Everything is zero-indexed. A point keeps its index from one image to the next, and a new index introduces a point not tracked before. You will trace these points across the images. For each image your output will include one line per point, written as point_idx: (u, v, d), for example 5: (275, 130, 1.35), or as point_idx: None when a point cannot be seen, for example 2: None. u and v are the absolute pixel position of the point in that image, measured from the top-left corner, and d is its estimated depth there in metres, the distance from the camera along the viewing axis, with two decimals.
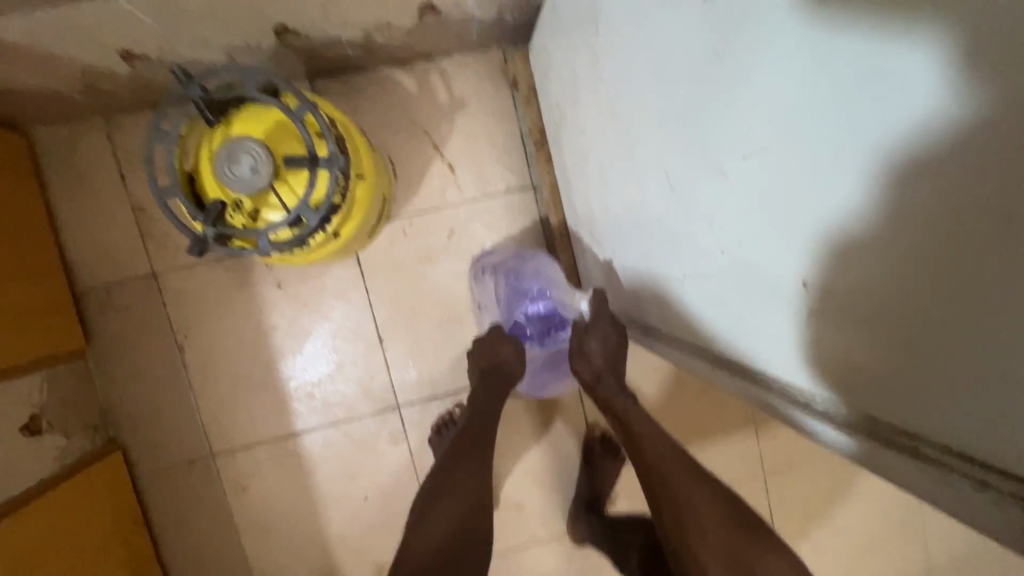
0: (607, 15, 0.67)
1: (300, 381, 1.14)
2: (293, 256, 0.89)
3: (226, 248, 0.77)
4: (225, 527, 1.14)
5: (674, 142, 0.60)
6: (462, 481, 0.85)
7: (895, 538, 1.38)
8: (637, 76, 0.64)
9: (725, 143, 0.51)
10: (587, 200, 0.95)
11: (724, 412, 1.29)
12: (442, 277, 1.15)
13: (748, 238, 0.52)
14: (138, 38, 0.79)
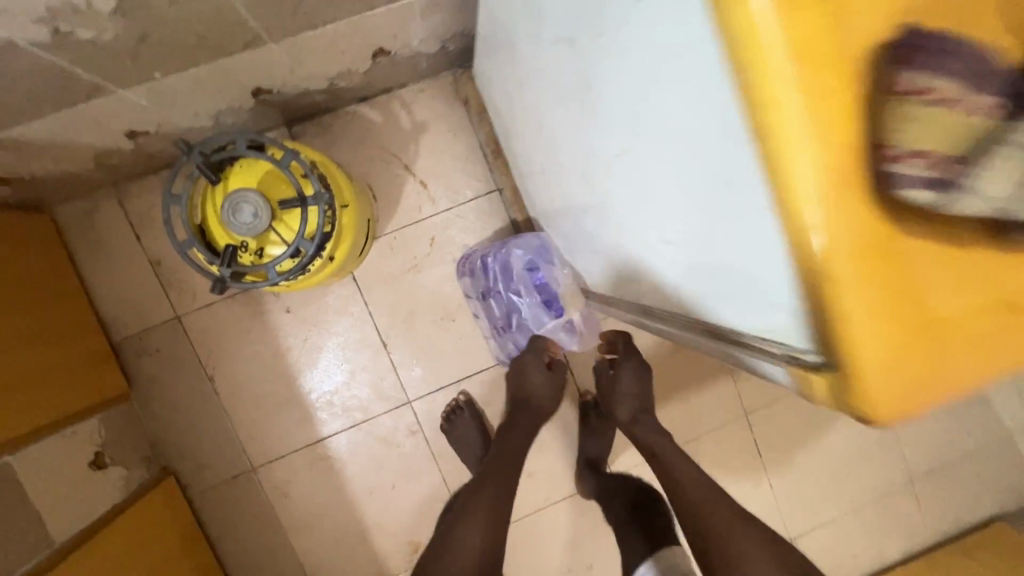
0: (511, 39, 0.79)
1: (320, 392, 1.29)
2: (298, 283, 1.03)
3: (241, 283, 0.91)
4: (274, 529, 1.29)
5: (577, 130, 0.68)
6: (488, 494, 0.94)
7: (873, 453, 1.52)
8: (538, 80, 0.74)
9: (599, 120, 0.59)
10: (540, 196, 1.09)
11: (701, 363, 1.43)
12: (430, 281, 1.29)
13: (644, 196, 0.57)
14: (140, 119, 0.93)
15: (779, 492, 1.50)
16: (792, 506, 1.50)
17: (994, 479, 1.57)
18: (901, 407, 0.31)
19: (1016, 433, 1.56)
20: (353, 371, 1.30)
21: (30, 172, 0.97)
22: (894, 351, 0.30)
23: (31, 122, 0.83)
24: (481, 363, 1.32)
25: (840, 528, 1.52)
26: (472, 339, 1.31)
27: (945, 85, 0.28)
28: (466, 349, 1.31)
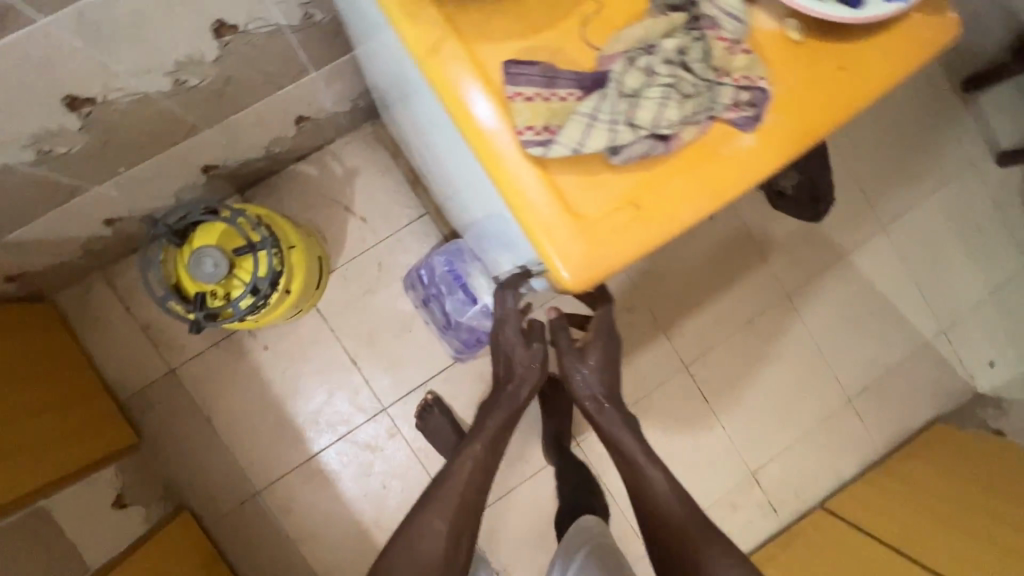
0: (390, 89, 1.01)
1: (305, 414, 1.47)
2: (264, 318, 1.22)
3: (213, 322, 1.10)
4: (284, 542, 1.45)
5: (441, 147, 0.89)
6: (455, 486, 1.01)
7: (810, 381, 1.69)
8: (414, 117, 0.96)
9: (442, 137, 0.80)
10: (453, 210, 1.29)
11: (636, 329, 1.62)
12: (384, 301, 1.49)
13: (477, 185, 0.77)
14: (114, 208, 1.14)
15: (731, 431, 1.66)
16: (745, 442, 1.67)
17: (924, 385, 1.73)
18: (575, 285, 0.50)
19: (933, 340, 1.73)
20: (332, 390, 1.48)
21: (32, 267, 1.18)
22: (553, 248, 0.49)
23: (28, 225, 1.04)
24: (441, 362, 1.50)
25: (794, 454, 1.68)
26: (429, 344, 1.50)
27: (530, 89, 0.47)
28: (426, 353, 1.50)
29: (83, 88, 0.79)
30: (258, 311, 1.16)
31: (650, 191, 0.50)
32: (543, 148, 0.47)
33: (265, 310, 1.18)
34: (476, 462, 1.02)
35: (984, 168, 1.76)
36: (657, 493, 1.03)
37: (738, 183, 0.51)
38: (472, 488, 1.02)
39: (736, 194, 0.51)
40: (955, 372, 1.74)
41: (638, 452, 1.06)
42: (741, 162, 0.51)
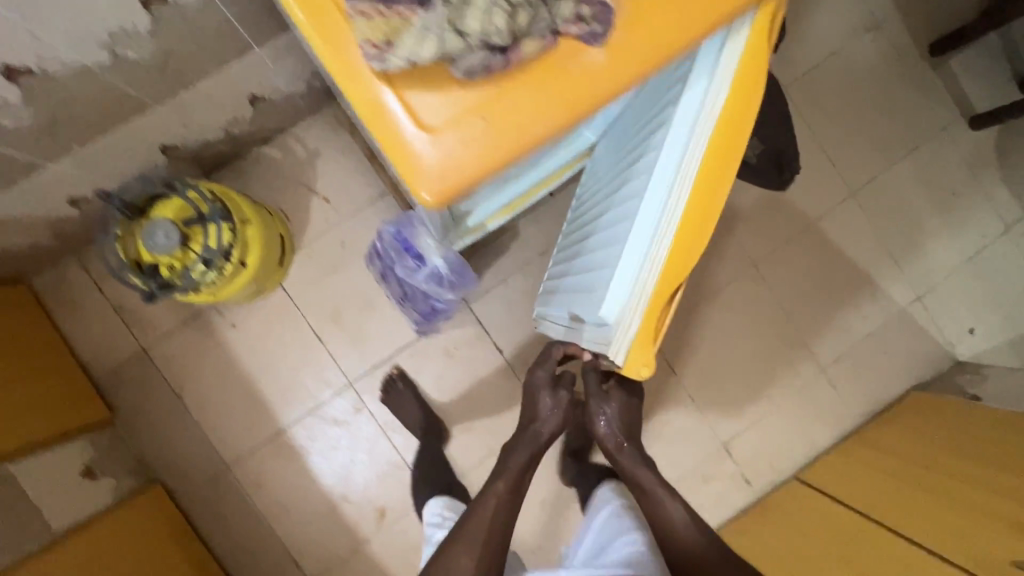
0: None
1: (274, 390, 1.51)
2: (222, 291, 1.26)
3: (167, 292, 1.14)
4: (256, 517, 1.49)
5: None
6: (484, 518, 1.03)
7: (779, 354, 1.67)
8: None
9: None
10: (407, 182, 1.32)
11: None
12: (348, 278, 1.52)
13: None
14: (75, 187, 1.20)
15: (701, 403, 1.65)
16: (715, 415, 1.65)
17: (900, 354, 1.70)
18: (437, 199, 0.53)
19: (909, 308, 1.70)
20: (299, 367, 1.51)
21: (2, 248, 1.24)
22: (414, 165, 0.53)
23: None
24: (405, 338, 1.53)
25: (766, 425, 1.67)
26: (392, 319, 1.53)
27: (365, 5, 0.48)
28: (390, 329, 1.53)
29: (17, 59, 0.84)
30: (212, 283, 1.20)
31: (506, 107, 0.52)
32: (383, 63, 0.49)
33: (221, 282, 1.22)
34: (503, 494, 1.06)
35: (957, 132, 1.72)
36: (680, 529, 1.04)
37: (591, 96, 0.53)
38: (497, 528, 1.03)
39: (591, 106, 0.54)
40: (933, 340, 1.70)
41: (658, 488, 1.09)
42: (592, 75, 0.53)
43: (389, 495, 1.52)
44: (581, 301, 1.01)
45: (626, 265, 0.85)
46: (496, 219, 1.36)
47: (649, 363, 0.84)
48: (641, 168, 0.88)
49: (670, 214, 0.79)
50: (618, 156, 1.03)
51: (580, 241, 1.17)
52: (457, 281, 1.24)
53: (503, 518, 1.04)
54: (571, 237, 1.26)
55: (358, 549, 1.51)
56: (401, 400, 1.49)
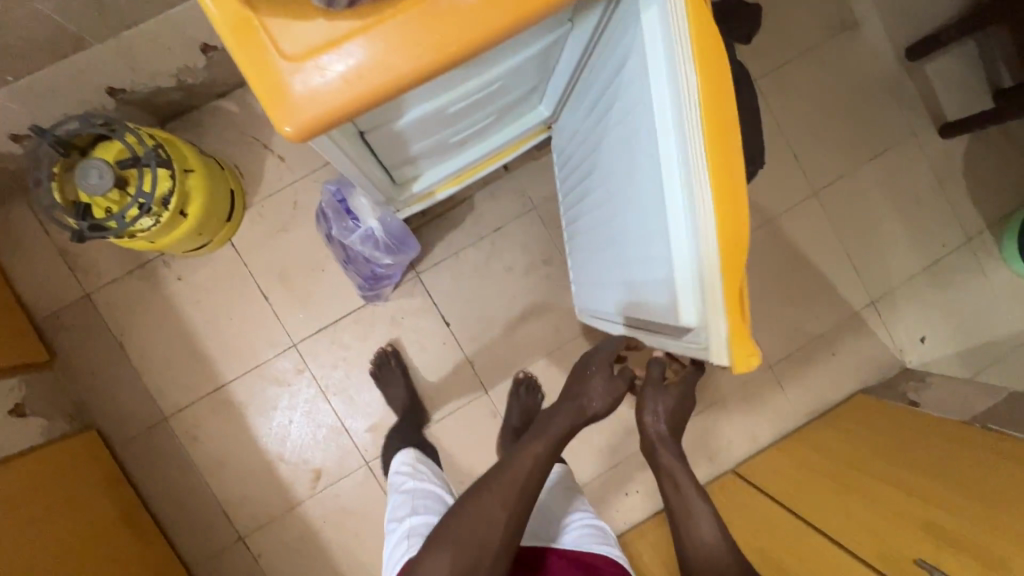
0: None
1: (217, 345, 1.50)
2: (159, 239, 1.25)
3: (97, 233, 1.14)
4: (190, 469, 1.50)
5: None
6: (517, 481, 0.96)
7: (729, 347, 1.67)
8: None
9: None
10: None
11: (552, 281, 1.58)
12: (298, 239, 1.51)
13: None
14: (15, 121, 1.18)
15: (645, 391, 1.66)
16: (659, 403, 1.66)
17: (849, 357, 1.70)
18: (298, 128, 0.52)
19: (861, 312, 1.70)
20: (243, 325, 1.51)
21: None
22: (280, 91, 0.51)
23: None
24: (353, 303, 1.53)
25: (709, 417, 1.68)
26: (340, 283, 1.52)
27: None
28: (337, 293, 1.52)
29: None
30: (145, 228, 1.19)
31: (374, 39, 0.51)
32: None
33: (156, 228, 1.21)
34: (536, 463, 0.98)
35: (926, 139, 1.71)
36: (701, 533, 1.04)
37: (461, 37, 0.52)
38: (530, 488, 0.96)
39: (462, 47, 0.53)
40: (883, 346, 1.70)
41: (689, 487, 1.08)
42: (460, 14, 0.52)
43: (326, 458, 1.53)
44: (645, 301, 0.93)
45: (679, 263, 0.76)
46: (446, 189, 1.36)
47: (752, 352, 0.73)
48: (644, 155, 0.82)
49: (700, 202, 0.71)
50: (610, 142, 0.97)
51: (605, 237, 1.09)
52: (396, 246, 1.23)
53: (536, 482, 0.97)
54: (591, 232, 1.19)
55: (290, 510, 1.52)
56: (392, 376, 1.50)
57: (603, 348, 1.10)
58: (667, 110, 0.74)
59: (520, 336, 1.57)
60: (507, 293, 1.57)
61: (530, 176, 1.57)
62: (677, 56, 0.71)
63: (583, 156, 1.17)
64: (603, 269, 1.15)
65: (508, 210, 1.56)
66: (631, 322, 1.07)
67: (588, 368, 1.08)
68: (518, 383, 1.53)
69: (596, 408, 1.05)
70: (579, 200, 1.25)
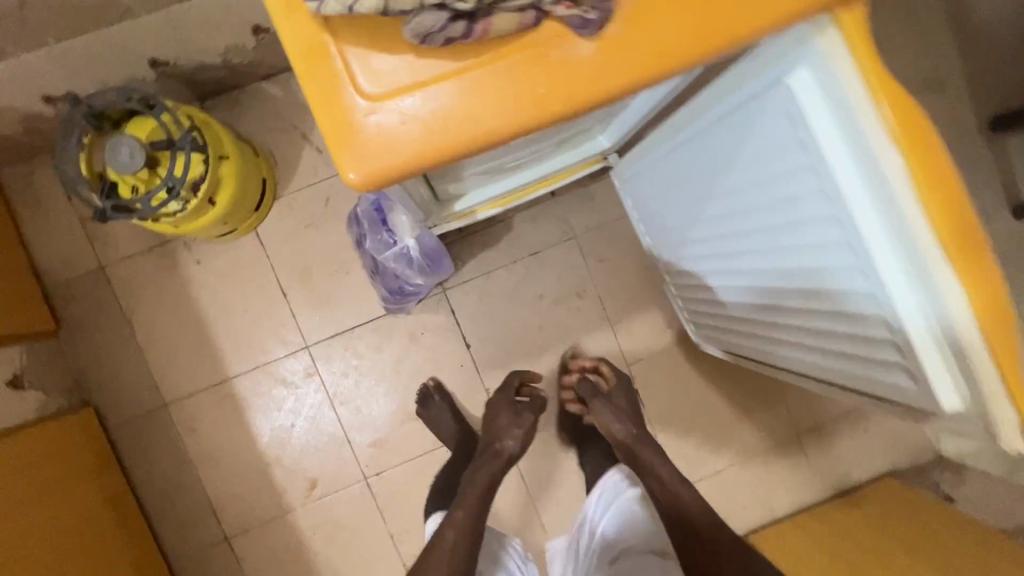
0: None
1: (228, 336, 1.45)
2: (184, 224, 1.19)
3: (120, 214, 1.08)
4: (184, 459, 1.45)
5: None
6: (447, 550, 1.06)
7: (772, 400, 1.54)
8: None
9: None
10: None
11: (582, 316, 1.50)
12: (325, 237, 1.44)
13: None
14: (51, 84, 1.12)
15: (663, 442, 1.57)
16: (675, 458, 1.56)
17: (882, 436, 1.60)
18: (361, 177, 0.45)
19: None
20: (257, 318, 1.45)
21: None
22: (350, 132, 0.45)
23: None
24: (373, 312, 1.46)
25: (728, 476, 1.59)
26: (362, 290, 1.45)
27: None
28: (358, 300, 1.46)
29: None
30: (171, 213, 1.13)
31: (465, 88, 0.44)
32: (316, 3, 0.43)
33: (182, 214, 1.15)
34: (457, 533, 1.08)
35: (997, 218, 1.60)
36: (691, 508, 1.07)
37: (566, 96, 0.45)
38: (459, 557, 1.06)
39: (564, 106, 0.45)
40: (918, 429, 1.61)
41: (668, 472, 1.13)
42: (577, 71, 0.45)
43: (323, 468, 1.47)
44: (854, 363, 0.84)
45: (919, 346, 0.65)
46: (487, 210, 1.28)
47: None
48: (824, 226, 0.71)
49: (940, 277, 0.59)
50: (739, 197, 0.85)
51: (745, 290, 0.98)
52: (430, 267, 1.16)
53: (466, 536, 1.08)
54: (713, 278, 1.08)
55: (280, 516, 1.46)
56: (438, 415, 1.43)
57: (505, 393, 1.34)
58: (857, 189, 0.63)
59: (541, 369, 1.49)
60: (533, 322, 1.49)
61: (574, 204, 1.49)
62: (865, 124, 0.58)
63: (674, 194, 1.05)
64: (749, 317, 1.05)
65: (546, 236, 1.49)
66: (813, 368, 0.98)
67: (498, 411, 1.29)
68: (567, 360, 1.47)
69: (511, 449, 1.22)
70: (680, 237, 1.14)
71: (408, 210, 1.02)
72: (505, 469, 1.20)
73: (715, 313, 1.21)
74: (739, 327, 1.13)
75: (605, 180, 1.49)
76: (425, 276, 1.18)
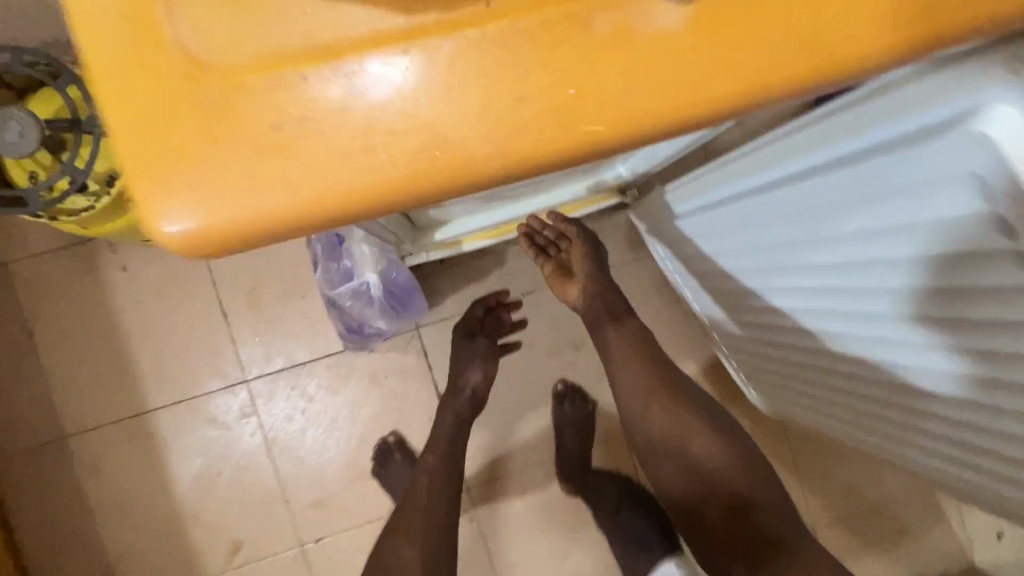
0: None
1: (151, 360, 1.20)
2: (88, 225, 0.94)
3: None
4: (79, 506, 1.18)
5: None
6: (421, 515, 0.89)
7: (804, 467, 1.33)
8: None
9: None
10: None
11: (577, 371, 1.28)
12: (281, 252, 1.22)
13: None
14: None
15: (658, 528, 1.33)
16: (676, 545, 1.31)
17: (912, 541, 1.38)
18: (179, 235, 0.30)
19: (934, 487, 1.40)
20: (189, 341, 1.20)
21: None
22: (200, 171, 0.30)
23: None
24: (330, 347, 1.23)
25: None
26: (319, 320, 1.23)
27: None
28: (314, 331, 1.23)
29: None
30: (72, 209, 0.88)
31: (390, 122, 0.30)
32: None
33: (86, 212, 0.91)
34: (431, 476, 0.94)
35: None
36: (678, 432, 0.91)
37: (545, 141, 0.31)
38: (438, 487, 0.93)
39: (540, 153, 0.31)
40: (953, 534, 1.39)
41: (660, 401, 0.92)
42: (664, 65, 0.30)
43: (251, 530, 1.21)
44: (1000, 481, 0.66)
45: None
46: (477, 241, 1.06)
47: None
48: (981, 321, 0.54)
49: None
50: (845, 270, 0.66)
51: (836, 370, 0.80)
52: (396, 307, 0.93)
53: (443, 498, 0.92)
54: (786, 346, 0.89)
55: None
56: (397, 479, 1.20)
57: (465, 322, 1.15)
58: None
59: (523, 429, 1.26)
60: (519, 374, 1.26)
61: None
62: None
63: (726, 252, 0.87)
64: (838, 397, 0.86)
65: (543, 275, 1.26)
66: (919, 464, 0.80)
67: (461, 349, 1.12)
68: (559, 396, 1.25)
69: (476, 384, 1.08)
70: (732, 298, 0.95)
71: (370, 242, 0.79)
72: (472, 410, 1.07)
73: (779, 379, 1.03)
74: (815, 400, 0.95)
75: (616, 217, 1.28)
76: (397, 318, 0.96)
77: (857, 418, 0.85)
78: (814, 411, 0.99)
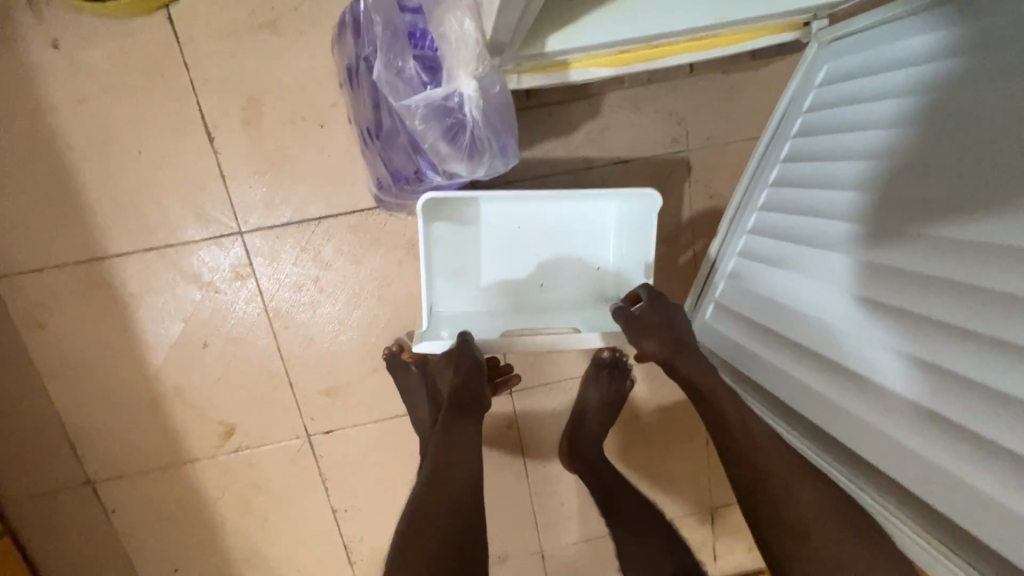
0: None
1: (102, 187, 0.87)
2: None
3: None
4: (19, 365, 0.92)
5: None
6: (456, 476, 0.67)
7: None
8: None
9: None
10: (464, 212, 0.87)
11: (668, 269, 1.01)
12: (294, 56, 0.86)
13: None
14: None
15: (666, 468, 1.12)
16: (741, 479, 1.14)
17: None
18: None
19: None
20: (157, 168, 0.87)
21: None
22: None
23: None
24: (353, 198, 0.92)
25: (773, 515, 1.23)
26: (342, 163, 0.90)
27: None
28: (331, 177, 0.90)
29: None
30: None
31: None
32: None
33: None
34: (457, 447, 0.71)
35: None
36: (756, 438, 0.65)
37: None
38: (462, 476, 0.68)
39: None
40: None
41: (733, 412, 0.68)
42: None
43: (247, 414, 0.99)
44: (877, 408, 0.58)
45: None
46: (592, 68, 0.72)
47: None
48: None
49: None
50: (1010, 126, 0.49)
51: (806, 249, 0.69)
52: (485, 149, 0.60)
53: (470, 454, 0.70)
54: (808, 258, 0.69)
55: (173, 467, 1.00)
56: (416, 394, 0.90)
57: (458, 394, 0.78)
58: None
59: None
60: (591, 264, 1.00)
61: (696, 99, 0.94)
62: None
63: (830, 105, 0.72)
64: (765, 283, 0.75)
65: (646, 140, 0.95)
66: (767, 378, 0.72)
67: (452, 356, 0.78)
68: (602, 366, 0.96)
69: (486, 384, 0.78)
70: (754, 167, 0.81)
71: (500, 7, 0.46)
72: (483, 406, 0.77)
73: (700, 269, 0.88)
74: (727, 291, 0.82)
75: (756, 72, 0.94)
76: (464, 171, 0.61)
77: (758, 311, 0.75)
78: (694, 293, 0.86)
